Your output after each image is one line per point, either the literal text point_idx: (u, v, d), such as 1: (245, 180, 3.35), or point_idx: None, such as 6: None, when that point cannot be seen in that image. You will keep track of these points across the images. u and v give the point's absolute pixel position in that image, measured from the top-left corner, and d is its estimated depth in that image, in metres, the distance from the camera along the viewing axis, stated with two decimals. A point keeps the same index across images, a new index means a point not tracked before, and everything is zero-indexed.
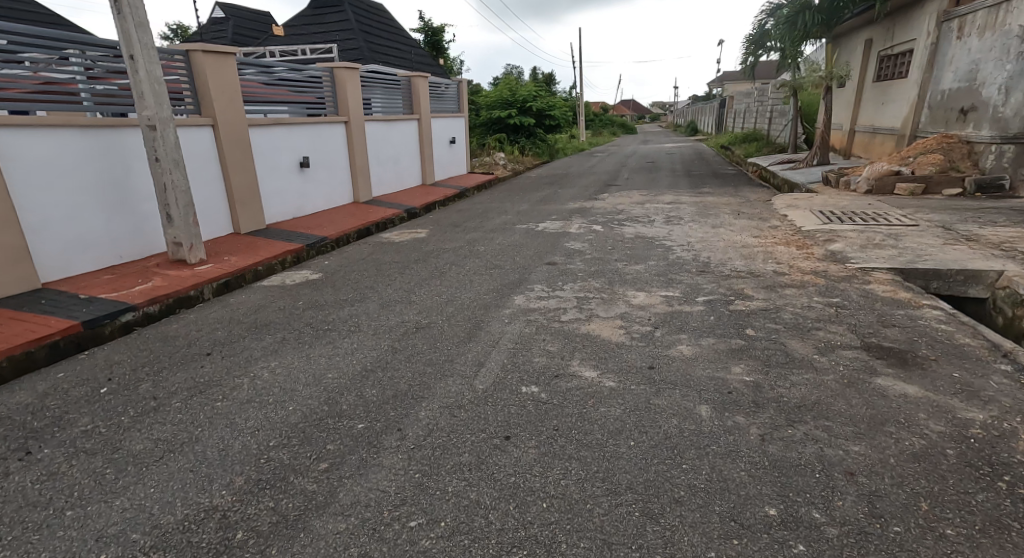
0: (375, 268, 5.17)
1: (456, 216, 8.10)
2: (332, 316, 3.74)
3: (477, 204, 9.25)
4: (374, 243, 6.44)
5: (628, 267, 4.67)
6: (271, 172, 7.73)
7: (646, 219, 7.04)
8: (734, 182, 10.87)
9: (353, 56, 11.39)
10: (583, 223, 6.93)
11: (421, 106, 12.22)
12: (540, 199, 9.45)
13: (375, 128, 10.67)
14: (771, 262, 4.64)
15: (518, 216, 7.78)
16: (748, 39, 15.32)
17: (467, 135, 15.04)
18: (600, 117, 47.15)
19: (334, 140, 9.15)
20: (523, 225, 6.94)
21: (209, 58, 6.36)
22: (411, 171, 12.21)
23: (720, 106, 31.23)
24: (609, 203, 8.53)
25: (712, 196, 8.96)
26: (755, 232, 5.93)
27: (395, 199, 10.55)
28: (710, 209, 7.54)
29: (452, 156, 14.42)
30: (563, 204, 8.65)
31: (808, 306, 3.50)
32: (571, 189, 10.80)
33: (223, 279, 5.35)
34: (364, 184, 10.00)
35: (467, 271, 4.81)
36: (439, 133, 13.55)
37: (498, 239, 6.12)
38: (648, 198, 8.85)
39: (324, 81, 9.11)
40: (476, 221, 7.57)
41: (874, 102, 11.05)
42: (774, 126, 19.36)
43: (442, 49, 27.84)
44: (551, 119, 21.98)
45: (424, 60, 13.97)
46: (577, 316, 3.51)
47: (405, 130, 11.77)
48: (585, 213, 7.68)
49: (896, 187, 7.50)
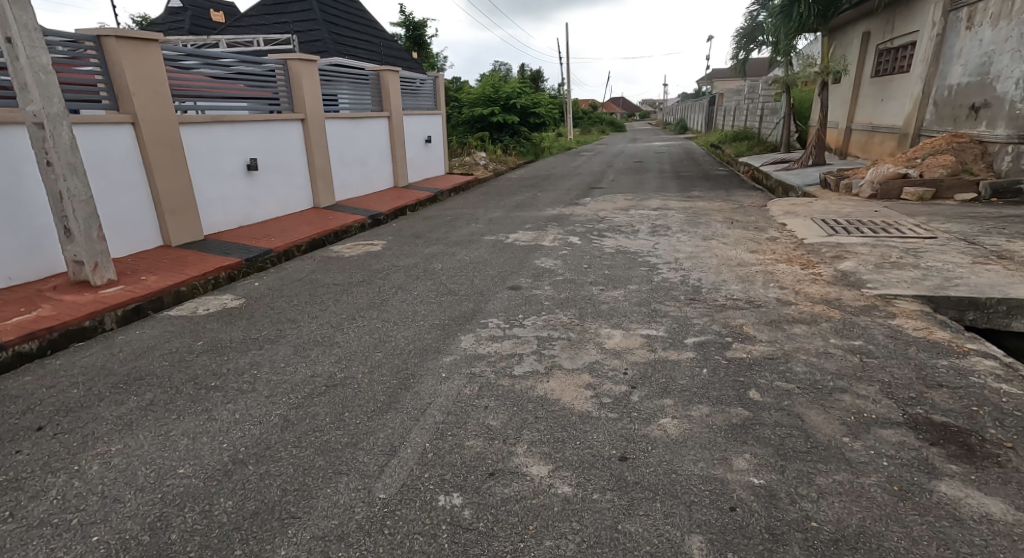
0: (310, 292, 4.40)
1: (421, 225, 7.33)
2: (229, 365, 2.98)
3: (448, 211, 8.48)
4: (321, 259, 5.66)
5: (605, 293, 3.95)
6: (211, 176, 6.93)
7: (629, 228, 6.34)
8: (726, 185, 10.19)
9: (317, 50, 10.60)
10: (559, 234, 6.20)
11: (391, 102, 11.46)
12: (517, 204, 8.72)
13: (339, 126, 9.90)
14: (772, 286, 3.93)
15: (489, 225, 7.02)
16: (739, 32, 14.66)
17: (444, 134, 14.26)
18: (589, 115, 46.54)
19: (288, 139, 8.37)
20: (492, 236, 6.20)
21: (124, 46, 5.56)
22: (381, 172, 11.42)
23: (710, 104, 30.65)
24: (590, 209, 7.83)
25: (701, 200, 8.28)
26: (752, 245, 5.23)
27: (361, 204, 9.76)
28: (699, 217, 6.86)
29: (428, 156, 13.66)
30: (541, 210, 7.92)
31: (824, 353, 2.78)
32: (551, 193, 10.06)
33: (133, 305, 4.58)
34: (324, 187, 9.23)
35: (415, 297, 4.05)
36: (413, 132, 12.79)
37: (460, 255, 5.37)
38: (633, 203, 8.15)
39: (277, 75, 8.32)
40: (442, 230, 6.81)
41: (872, 99, 10.44)
42: (765, 124, 18.75)
43: (425, 44, 26.98)
44: (535, 117, 21.24)
45: (397, 54, 13.20)
46: (534, 368, 2.76)
47: (374, 129, 10.98)
48: (563, 221, 6.95)
49: (903, 191, 6.78)
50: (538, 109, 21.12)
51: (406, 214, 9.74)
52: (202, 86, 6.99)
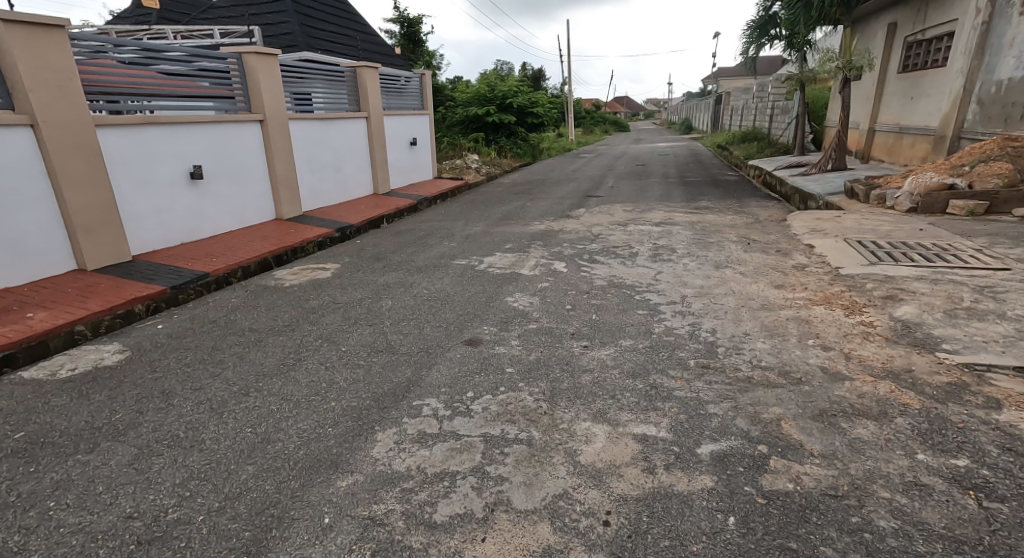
0: (218, 342, 3.47)
1: (389, 243, 6.40)
2: (30, 483, 2.03)
3: (424, 224, 7.56)
4: (257, 289, 4.73)
5: (588, 353, 3.00)
6: (143, 187, 6.02)
7: (627, 250, 5.38)
8: (737, 192, 9.21)
9: (287, 43, 9.73)
10: (542, 256, 5.26)
11: (369, 102, 10.58)
12: (502, 216, 7.78)
13: (310, 128, 9.02)
14: (811, 344, 2.97)
15: (466, 244, 6.08)
16: (750, 24, 13.66)
17: (430, 136, 13.36)
18: (591, 115, 45.59)
19: (245, 143, 7.47)
20: (465, 260, 5.27)
21: (18, 33, 4.64)
22: (358, 178, 10.51)
23: (716, 104, 29.68)
24: (585, 223, 6.89)
25: (710, 213, 7.32)
26: (776, 278, 4.26)
27: (332, 215, 8.86)
28: (709, 235, 5.90)
29: (413, 160, 12.78)
30: (528, 225, 6.99)
31: (914, 487, 1.83)
32: (543, 202, 9.10)
33: (4, 353, 3.67)
34: (288, 196, 8.36)
35: (344, 353, 3.12)
36: (396, 134, 11.93)
37: (420, 287, 4.44)
38: (634, 216, 7.20)
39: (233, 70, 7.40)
40: (410, 251, 5.89)
41: (901, 97, 9.47)
42: (775, 125, 17.78)
43: (420, 41, 26.06)
44: (533, 117, 20.30)
45: (379, 49, 12.34)
46: (469, 510, 1.81)
47: (349, 131, 10.09)
48: (550, 239, 6.01)
49: (949, 204, 5.86)
50: (537, 108, 20.18)
51: (382, 225, 8.85)
52: (137, 82, 6.08)
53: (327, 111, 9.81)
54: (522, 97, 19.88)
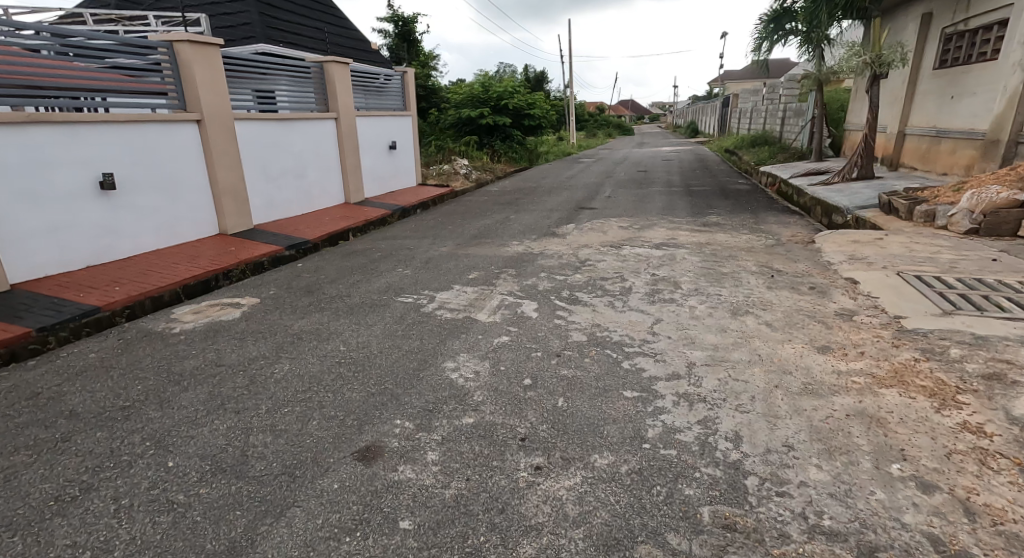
0: (7, 437, 2.38)
1: (336, 268, 5.34)
2: None
3: (388, 243, 6.49)
4: (140, 335, 3.69)
5: (540, 485, 1.92)
6: (29, 200, 5.03)
7: (619, 284, 4.31)
8: (750, 204, 8.12)
9: (243, 35, 8.73)
10: (511, 291, 4.20)
11: (338, 102, 9.57)
12: (477, 233, 6.72)
13: (266, 131, 8.00)
14: (895, 479, 1.88)
15: (424, 270, 5.02)
16: (763, 18, 12.55)
17: (411, 140, 12.33)
18: (594, 118, 44.59)
19: (176, 147, 6.44)
20: (415, 296, 4.21)
21: None
22: (325, 186, 9.46)
23: (723, 106, 28.53)
24: (572, 244, 5.83)
25: (720, 231, 6.25)
26: (815, 331, 3.17)
27: (289, 229, 7.80)
28: (719, 264, 4.83)
29: (391, 165, 11.78)
30: (506, 244, 5.94)
31: None
32: (529, 215, 8.03)
33: None
34: (234, 208, 7.29)
35: (164, 473, 2.04)
36: (372, 138, 10.94)
37: (340, 339, 3.37)
38: (629, 235, 6.14)
39: (170, 67, 6.50)
40: (356, 280, 4.83)
41: (938, 95, 8.37)
42: (788, 128, 16.67)
43: (414, 41, 25.14)
44: (530, 119, 19.29)
45: (355, 44, 11.34)
46: None
47: (313, 133, 9.03)
48: (527, 267, 4.94)
49: (1021, 225, 4.79)
50: (533, 110, 19.17)
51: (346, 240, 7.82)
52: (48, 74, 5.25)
53: (290, 110, 8.80)
54: (518, 98, 18.87)
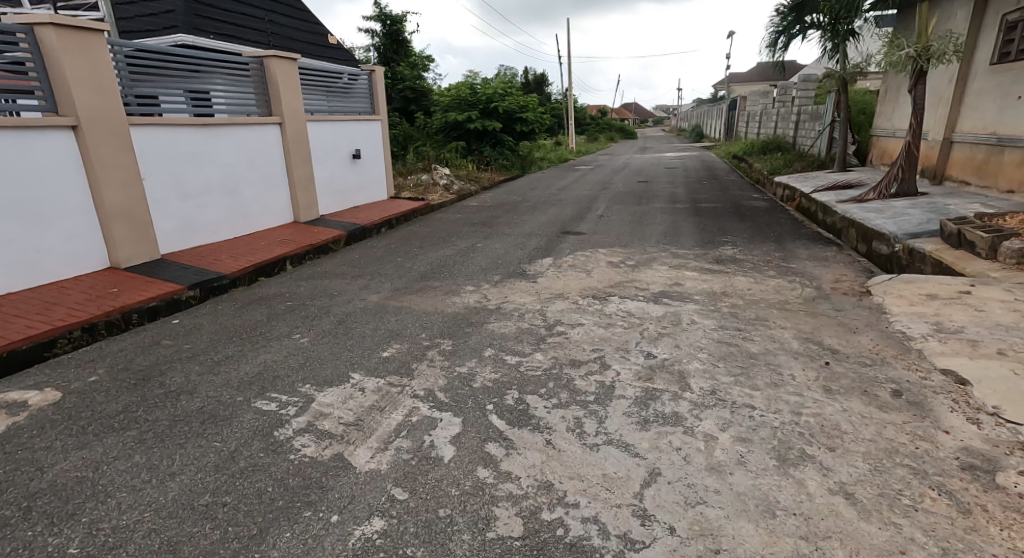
0: None
1: (222, 327, 3.95)
2: None
3: (313, 285, 5.10)
4: None
5: None
6: None
7: (597, 375, 2.92)
8: (770, 228, 6.70)
9: (165, 24, 7.41)
10: (435, 390, 2.80)
11: (282, 104, 8.25)
12: (429, 272, 5.33)
13: (182, 138, 6.65)
14: None
15: (330, 339, 3.61)
16: (781, 8, 11.17)
17: (376, 149, 11.04)
18: (595, 122, 43.23)
19: (39, 161, 5.04)
20: (290, 393, 2.81)
21: None
22: (263, 204, 8.08)
23: (730, 109, 27.13)
24: (544, 292, 4.45)
25: (737, 272, 4.85)
26: (939, 523, 1.75)
27: (205, 260, 6.38)
28: (743, 334, 3.42)
29: (355, 177, 10.46)
30: (458, 292, 4.55)
31: None
32: (502, 242, 6.65)
33: None
34: (131, 235, 5.86)
35: None
36: (328, 146, 9.61)
37: (96, 511, 1.95)
38: (620, 279, 4.75)
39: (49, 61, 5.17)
40: (230, 353, 3.42)
41: (1001, 96, 7.01)
42: (804, 133, 15.25)
43: (404, 40, 23.88)
44: (522, 124, 17.96)
45: (310, 38, 10.01)
46: None
47: (246, 141, 7.66)
48: (473, 336, 3.54)
49: None
50: (526, 114, 17.84)
51: (279, 272, 6.41)
52: None
53: (226, 114, 7.45)
54: (510, 100, 17.52)
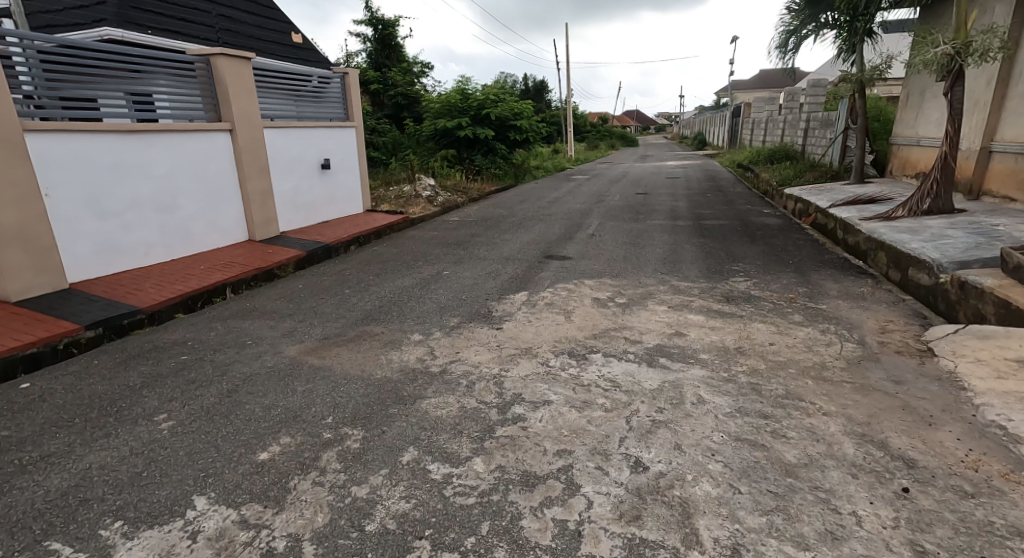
0: None
1: (77, 397, 2.99)
2: None
3: (229, 328, 4.13)
4: None
5: None
6: None
7: (558, 509, 1.96)
8: (787, 254, 5.76)
9: (93, 17, 6.59)
10: (307, 539, 1.84)
11: (233, 108, 7.32)
12: (375, 312, 4.37)
13: (101, 147, 5.76)
14: None
15: (201, 422, 2.63)
16: (793, 7, 10.29)
17: (349, 158, 10.12)
18: (596, 130, 42.39)
19: None
20: (84, 540, 1.86)
21: None
22: (209, 221, 7.17)
23: (734, 116, 26.19)
24: (508, 346, 3.49)
25: (753, 317, 3.89)
26: None
27: (121, 290, 5.43)
28: (771, 426, 2.45)
29: (323, 189, 9.53)
30: (401, 344, 3.60)
31: None
32: (474, 269, 5.70)
33: None
34: (28, 261, 5.04)
35: None
36: (292, 155, 8.69)
37: None
38: (606, 327, 3.79)
39: None
40: (56, 448, 2.46)
41: None
42: (814, 141, 14.31)
43: (396, 45, 23.09)
44: (516, 132, 17.06)
45: (274, 36, 9.14)
46: None
47: (187, 151, 6.76)
48: (398, 421, 2.60)
49: None
50: (520, 121, 16.96)
51: (207, 306, 5.37)
52: None
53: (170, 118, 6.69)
54: (502, 107, 16.65)
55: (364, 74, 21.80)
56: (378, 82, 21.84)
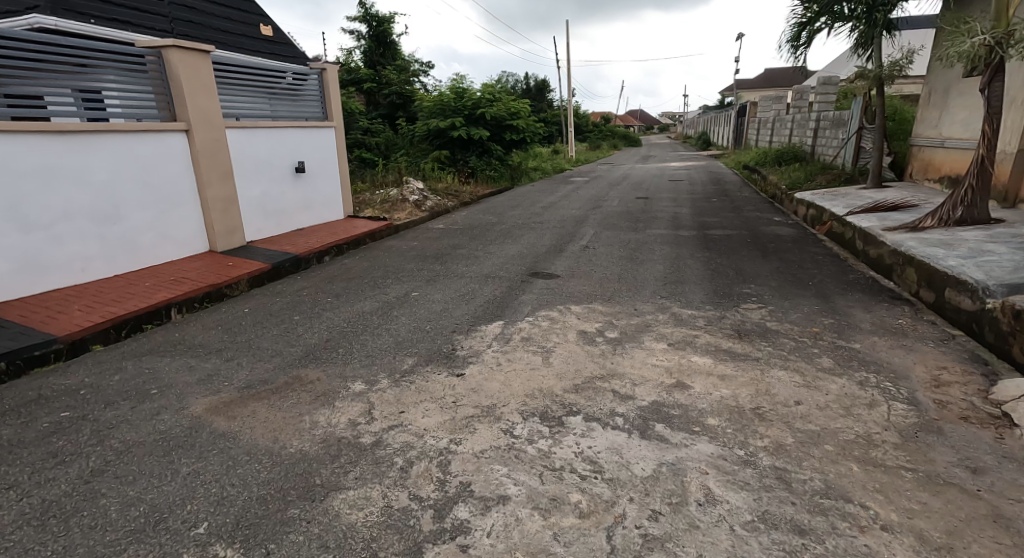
0: None
1: None
2: None
3: (141, 368, 3.45)
4: None
5: None
6: None
7: None
8: (803, 273, 5.06)
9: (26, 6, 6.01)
10: None
11: (188, 106, 6.65)
12: (319, 347, 3.68)
13: (24, 152, 5.14)
14: None
15: (28, 530, 1.95)
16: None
17: (327, 161, 9.44)
18: (598, 129, 41.71)
19: None
20: None
21: None
22: (161, 231, 6.52)
23: (739, 115, 25.38)
24: (467, 402, 2.80)
25: (770, 361, 3.20)
26: None
27: (41, 314, 4.77)
28: (808, 550, 1.77)
29: (298, 194, 8.85)
30: (336, 397, 2.92)
31: None
32: (448, 290, 5.01)
33: None
34: None
35: None
36: (261, 157, 8.00)
37: None
38: (591, 374, 3.10)
39: None
40: None
41: None
42: (826, 142, 13.55)
43: (391, 42, 22.46)
44: (512, 132, 16.36)
45: (243, 30, 8.48)
46: None
47: (134, 154, 6.11)
48: (301, 529, 1.93)
49: None
50: (517, 121, 16.26)
51: (135, 335, 4.63)
52: None
53: (120, 116, 6.09)
54: (498, 106, 15.95)
55: (357, 73, 21.18)
56: (371, 81, 21.20)
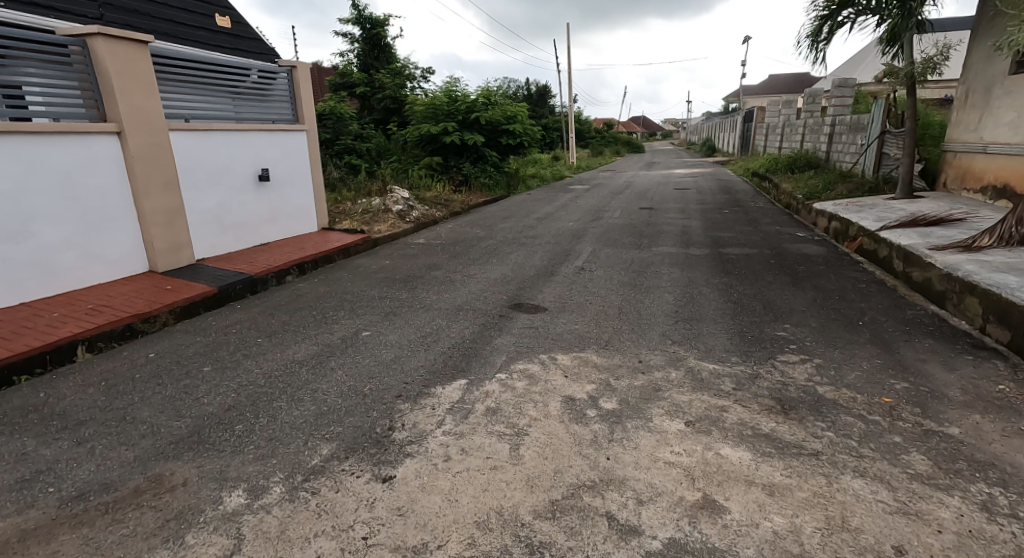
0: None
1: None
2: None
3: None
4: None
5: None
6: None
7: None
8: (848, 309, 4.10)
9: None
10: None
11: (119, 105, 5.72)
12: (214, 421, 2.72)
13: None
14: None
15: None
16: None
17: (297, 168, 8.52)
18: (601, 135, 40.92)
19: None
20: None
21: None
22: (88, 250, 5.59)
23: (747, 121, 24.45)
24: (385, 540, 1.87)
25: (836, 459, 2.23)
26: None
27: None
28: None
29: (262, 206, 7.92)
30: (197, 522, 1.96)
31: None
32: (408, 328, 4.06)
33: None
34: None
35: None
36: (217, 163, 7.07)
37: None
38: (579, 482, 2.15)
39: None
40: None
41: None
42: (844, 148, 12.60)
43: (385, 45, 21.61)
44: (508, 137, 15.44)
45: (199, 20, 7.58)
46: None
47: (49, 161, 5.17)
48: None
49: None
50: (514, 125, 15.35)
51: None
52: None
53: (44, 113, 5.17)
54: (493, 110, 15.06)
55: (350, 76, 20.31)
56: (364, 85, 20.33)
